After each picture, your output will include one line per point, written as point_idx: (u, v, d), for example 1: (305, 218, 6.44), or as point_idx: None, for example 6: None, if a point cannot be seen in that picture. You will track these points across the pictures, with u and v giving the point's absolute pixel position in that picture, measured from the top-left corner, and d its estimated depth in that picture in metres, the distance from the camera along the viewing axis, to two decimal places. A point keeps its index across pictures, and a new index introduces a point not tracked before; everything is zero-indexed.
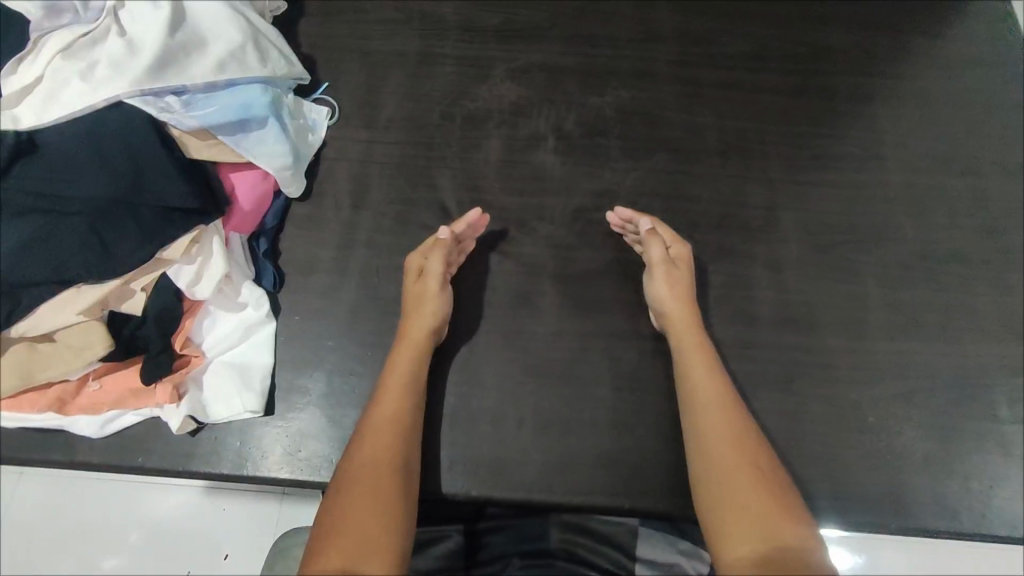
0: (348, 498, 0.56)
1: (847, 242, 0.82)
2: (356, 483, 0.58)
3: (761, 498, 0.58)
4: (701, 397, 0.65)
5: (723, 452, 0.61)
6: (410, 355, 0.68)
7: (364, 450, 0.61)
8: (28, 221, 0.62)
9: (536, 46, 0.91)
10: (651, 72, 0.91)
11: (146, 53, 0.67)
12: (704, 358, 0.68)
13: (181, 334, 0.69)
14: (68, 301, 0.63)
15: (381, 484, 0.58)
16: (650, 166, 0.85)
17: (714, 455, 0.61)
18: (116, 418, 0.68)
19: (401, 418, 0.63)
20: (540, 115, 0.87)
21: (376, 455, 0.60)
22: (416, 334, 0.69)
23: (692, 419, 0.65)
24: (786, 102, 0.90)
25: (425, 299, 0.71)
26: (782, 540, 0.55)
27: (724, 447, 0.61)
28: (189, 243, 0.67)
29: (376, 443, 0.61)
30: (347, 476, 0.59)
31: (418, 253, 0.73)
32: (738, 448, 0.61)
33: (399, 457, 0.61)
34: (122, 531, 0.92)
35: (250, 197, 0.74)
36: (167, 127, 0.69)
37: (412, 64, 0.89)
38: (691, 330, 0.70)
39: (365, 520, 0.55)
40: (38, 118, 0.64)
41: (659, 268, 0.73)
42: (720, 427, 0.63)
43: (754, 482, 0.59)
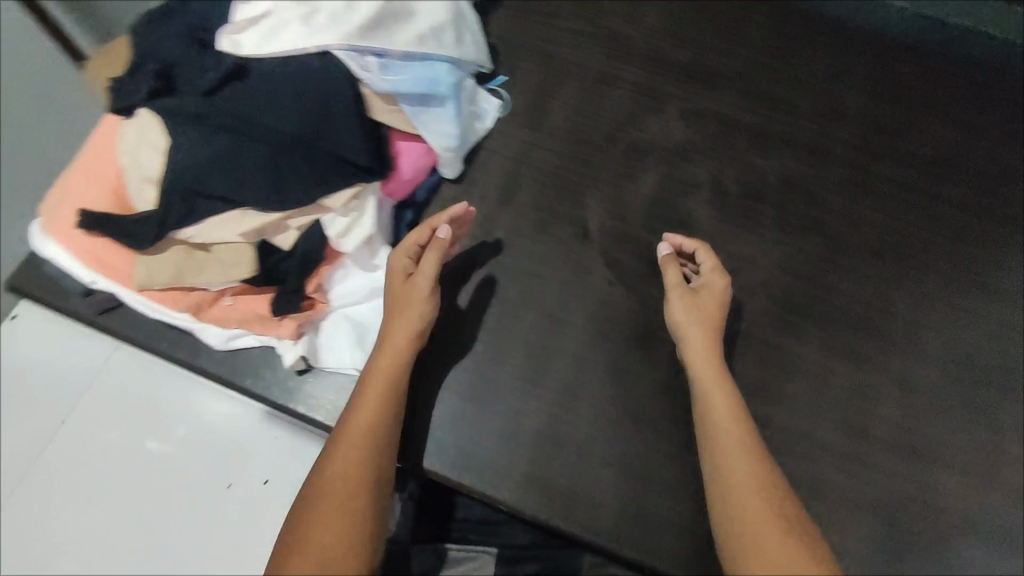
0: (317, 509, 0.57)
1: (995, 386, 0.76)
2: (325, 501, 0.58)
3: (774, 533, 0.55)
4: (717, 423, 0.63)
5: (738, 478, 0.59)
6: (388, 356, 0.66)
7: (337, 459, 0.60)
8: (220, 138, 0.66)
9: (714, 94, 0.90)
10: (826, 149, 0.87)
11: (363, 11, 0.70)
12: (715, 383, 0.65)
13: (315, 279, 0.72)
14: (232, 220, 0.68)
15: (350, 496, 0.58)
16: (800, 244, 0.82)
17: (728, 483, 0.59)
18: (239, 337, 0.72)
19: (375, 429, 0.62)
20: (701, 163, 0.86)
21: (348, 471, 0.60)
22: (398, 340, 0.67)
23: (710, 444, 0.62)
24: (964, 218, 0.83)
25: (411, 302, 0.68)
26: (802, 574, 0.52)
27: (739, 475, 0.59)
28: (351, 197, 0.69)
29: (349, 459, 0.60)
30: (319, 490, 0.59)
31: (406, 253, 0.71)
32: (750, 475, 0.59)
33: (373, 471, 0.61)
34: (165, 424, 0.85)
35: (412, 168, 0.76)
36: (361, 83, 0.71)
37: (590, 80, 0.90)
38: (705, 349, 0.67)
39: (331, 543, 0.55)
40: (256, 48, 0.68)
41: (675, 294, 0.70)
42: (732, 456, 0.60)
43: (765, 514, 0.57)
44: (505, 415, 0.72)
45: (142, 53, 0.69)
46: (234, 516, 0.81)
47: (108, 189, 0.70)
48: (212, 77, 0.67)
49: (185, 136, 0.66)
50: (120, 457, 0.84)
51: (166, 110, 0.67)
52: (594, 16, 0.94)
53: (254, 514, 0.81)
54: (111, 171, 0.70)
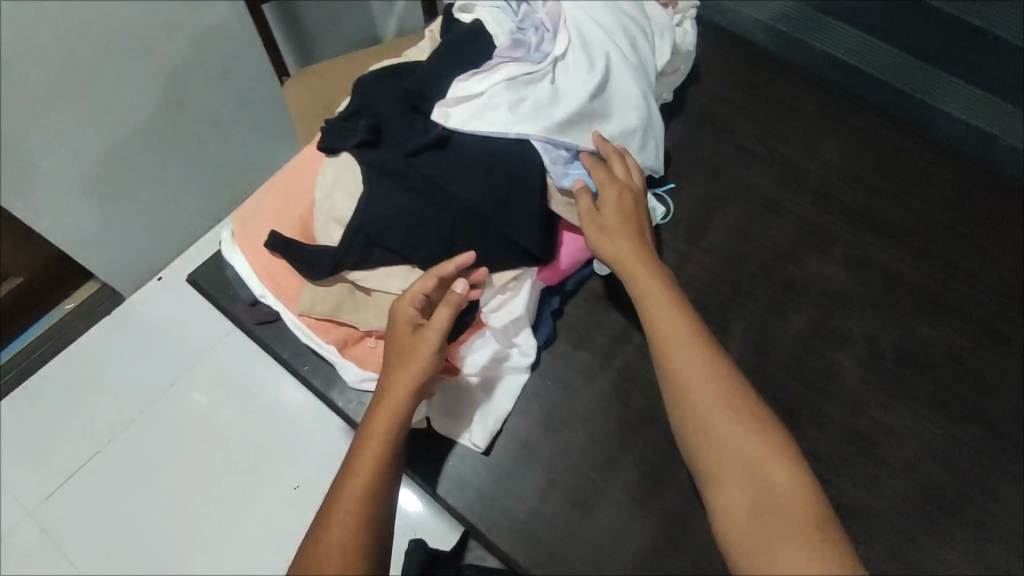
0: None
1: None
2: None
3: (754, 485, 0.50)
4: (681, 365, 0.56)
5: (718, 430, 0.53)
6: (388, 414, 0.61)
7: (332, 531, 0.53)
8: (410, 198, 0.71)
9: (886, 247, 0.86)
10: (1003, 335, 0.80)
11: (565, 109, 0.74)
12: (667, 318, 0.59)
13: (457, 345, 0.73)
14: (399, 274, 0.72)
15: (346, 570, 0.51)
16: (958, 432, 0.75)
17: (699, 436, 0.53)
18: (371, 380, 0.75)
19: (370, 487, 0.56)
20: (860, 316, 0.82)
21: (342, 539, 0.52)
22: (396, 397, 0.62)
23: (674, 391, 0.56)
24: None
25: (418, 357, 0.64)
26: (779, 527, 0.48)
27: (727, 429, 0.53)
28: (510, 279, 0.73)
29: (342, 525, 0.53)
30: (312, 566, 0.51)
31: (412, 304, 0.66)
32: (744, 433, 0.52)
33: (364, 538, 0.53)
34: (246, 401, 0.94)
35: (570, 259, 0.77)
36: (546, 173, 0.73)
37: (756, 204, 0.89)
38: (673, 295, 0.61)
39: None
40: (463, 124, 0.72)
41: (586, 203, 0.69)
42: (711, 403, 0.54)
43: (746, 463, 0.51)
44: (607, 529, 0.72)
45: (361, 105, 0.77)
46: (284, 507, 0.90)
47: (297, 217, 0.76)
48: (419, 141, 0.72)
49: (380, 187, 0.71)
50: (198, 418, 0.94)
51: (369, 164, 0.73)
52: (772, 142, 0.93)
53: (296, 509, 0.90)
54: (304, 200, 0.77)
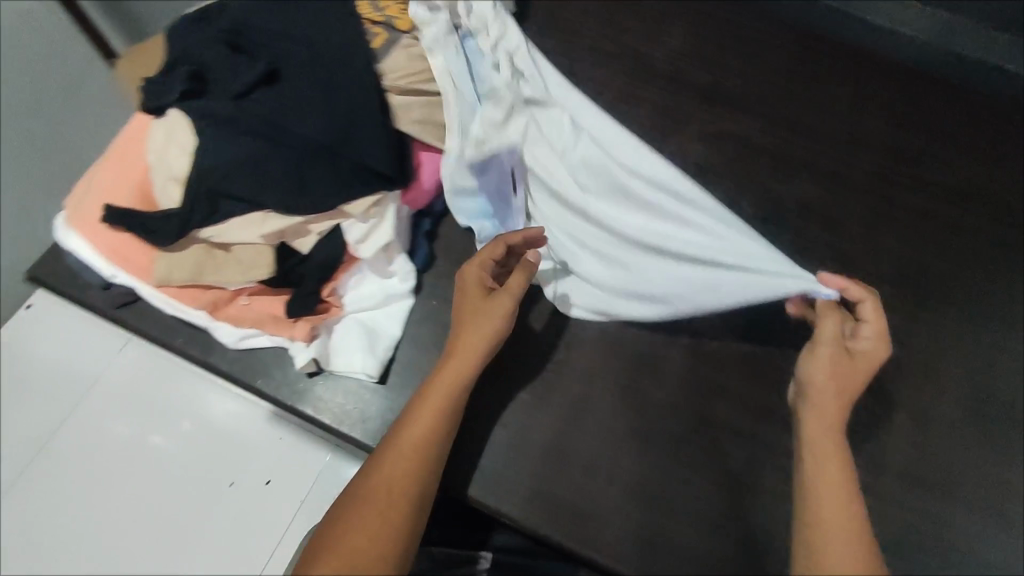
0: (360, 515, 0.57)
1: (1014, 422, 0.75)
2: (369, 504, 0.58)
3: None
4: (825, 482, 0.57)
5: (834, 545, 0.54)
6: (454, 383, 0.64)
7: (393, 466, 0.60)
8: (246, 142, 0.67)
9: (738, 117, 0.90)
10: (847, 178, 0.87)
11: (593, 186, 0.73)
12: (824, 435, 0.60)
13: (332, 283, 0.73)
14: (254, 222, 0.69)
15: (386, 517, 0.58)
16: (818, 271, 0.82)
17: (816, 529, 0.56)
18: (252, 337, 0.73)
19: (433, 437, 0.62)
20: (719, 185, 0.86)
21: (396, 478, 0.59)
22: (462, 364, 0.65)
23: (810, 487, 0.58)
24: (985, 251, 0.83)
25: (491, 317, 0.66)
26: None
27: (840, 548, 0.54)
28: (371, 205, 0.70)
29: (401, 464, 0.60)
30: (368, 490, 0.59)
31: (481, 266, 0.68)
32: (848, 549, 0.54)
33: (419, 489, 0.60)
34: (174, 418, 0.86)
35: (432, 177, 0.76)
36: (388, 96, 0.74)
37: (610, 98, 0.91)
38: (835, 406, 0.60)
39: (361, 551, 0.55)
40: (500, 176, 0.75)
41: (830, 350, 0.61)
42: (838, 513, 0.56)
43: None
44: (512, 430, 0.73)
45: (177, 54, 0.71)
46: (243, 509, 0.82)
47: (134, 185, 0.71)
48: (246, 80, 0.68)
49: (214, 137, 0.67)
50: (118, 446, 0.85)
51: (194, 113, 0.68)
52: (617, 36, 0.95)
53: (256, 503, 0.82)
54: (137, 168, 0.71)
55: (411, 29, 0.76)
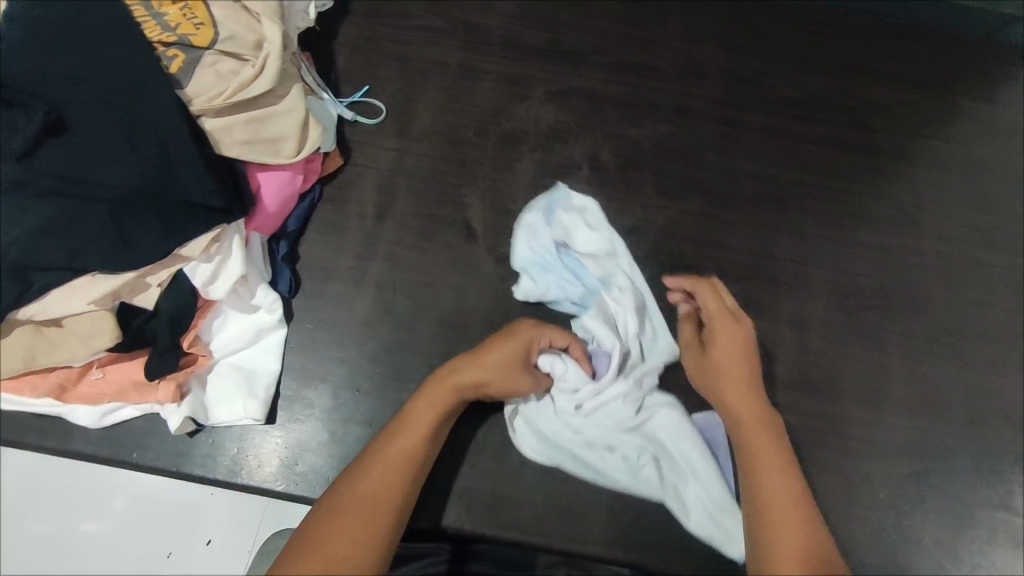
0: (333, 523, 0.54)
1: (877, 308, 0.80)
2: (345, 515, 0.54)
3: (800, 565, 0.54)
4: (760, 456, 0.63)
5: (778, 519, 0.58)
6: (436, 405, 0.62)
7: (368, 476, 0.57)
8: (49, 204, 0.61)
9: (581, 71, 0.89)
10: (694, 110, 0.88)
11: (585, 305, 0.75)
12: (733, 394, 0.66)
13: (191, 331, 0.67)
14: (79, 288, 0.62)
15: (360, 540, 0.53)
16: (683, 207, 0.84)
17: (769, 514, 0.58)
18: (114, 411, 0.67)
19: (417, 451, 0.60)
20: (576, 142, 0.86)
21: (376, 489, 0.57)
22: (444, 389, 0.63)
23: (747, 462, 0.63)
24: (827, 154, 0.87)
25: (509, 378, 0.65)
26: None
27: (783, 520, 0.58)
28: (209, 242, 0.65)
29: (384, 475, 0.57)
30: (340, 502, 0.55)
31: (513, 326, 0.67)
32: (789, 511, 0.58)
33: (399, 503, 0.57)
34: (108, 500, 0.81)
35: (276, 198, 0.72)
36: (201, 121, 0.68)
37: (452, 75, 0.88)
38: (734, 373, 0.67)
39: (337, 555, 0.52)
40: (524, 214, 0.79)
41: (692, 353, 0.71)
42: (777, 483, 0.60)
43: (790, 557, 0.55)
44: None
45: None
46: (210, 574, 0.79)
47: None
48: (26, 135, 0.60)
49: (7, 203, 0.61)
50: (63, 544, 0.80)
51: None
52: (445, 8, 0.91)
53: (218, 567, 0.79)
54: None
55: (210, 45, 0.70)
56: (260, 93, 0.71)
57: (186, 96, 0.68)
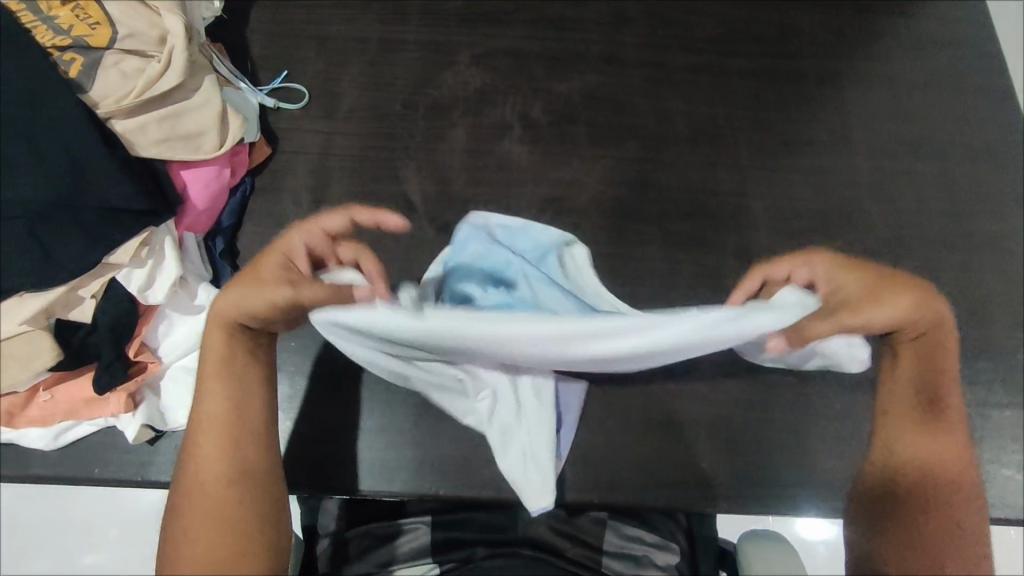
0: (186, 506, 0.57)
1: (818, 229, 0.82)
2: (194, 500, 0.57)
3: (933, 489, 0.66)
4: (908, 373, 0.70)
5: (907, 443, 0.68)
6: (227, 346, 0.60)
7: (196, 458, 0.59)
8: None
9: (503, 30, 0.88)
10: (621, 57, 0.88)
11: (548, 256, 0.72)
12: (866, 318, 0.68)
13: (137, 339, 0.66)
14: (9, 310, 0.60)
15: (213, 515, 0.56)
16: (619, 153, 0.84)
17: (901, 441, 0.68)
18: (68, 429, 0.66)
19: (228, 418, 0.59)
20: (506, 103, 0.85)
21: (209, 471, 0.58)
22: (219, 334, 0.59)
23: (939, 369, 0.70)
24: (755, 84, 0.88)
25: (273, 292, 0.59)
26: (963, 527, 0.64)
27: (920, 444, 0.68)
28: (139, 246, 0.64)
29: (212, 454, 0.58)
30: (185, 487, 0.58)
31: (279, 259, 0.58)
32: (932, 438, 0.67)
33: (239, 468, 0.58)
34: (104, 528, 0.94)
35: (205, 194, 0.71)
36: (111, 125, 0.66)
37: (372, 50, 0.86)
38: (836, 302, 0.68)
39: (200, 536, 0.56)
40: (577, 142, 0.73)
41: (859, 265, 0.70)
42: (946, 374, 0.69)
43: (930, 457, 0.67)
44: (383, 410, 0.72)
45: None
46: None
47: None
48: None
49: None
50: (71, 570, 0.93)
51: None
52: None
53: None
54: None
55: (109, 45, 0.67)
56: (170, 88, 0.69)
57: (91, 99, 0.66)
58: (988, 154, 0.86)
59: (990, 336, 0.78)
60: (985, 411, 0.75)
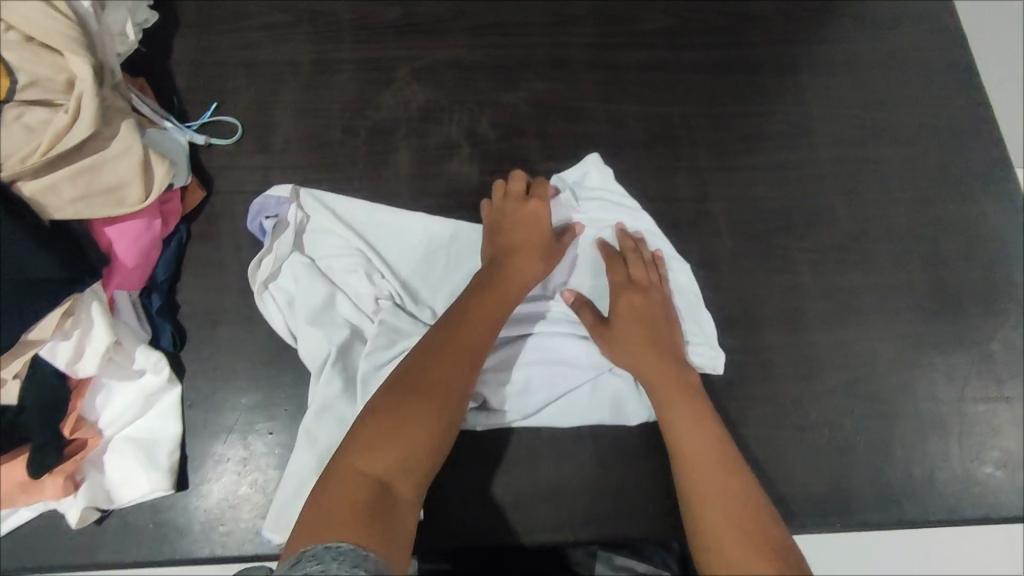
0: (404, 400, 0.58)
1: (783, 229, 0.79)
2: (413, 392, 0.59)
3: (730, 518, 0.57)
4: (680, 421, 0.64)
5: (705, 469, 0.61)
6: (505, 282, 0.67)
7: (425, 361, 0.61)
8: None
9: (443, 40, 0.83)
10: (568, 60, 0.84)
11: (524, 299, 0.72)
12: (638, 359, 0.68)
13: (71, 416, 0.61)
14: None
15: (427, 422, 0.57)
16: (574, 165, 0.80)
17: (683, 473, 0.62)
18: (7, 516, 0.62)
19: (482, 337, 0.63)
20: (452, 119, 0.81)
21: (434, 380, 0.60)
22: (511, 273, 0.68)
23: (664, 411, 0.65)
24: (710, 80, 0.85)
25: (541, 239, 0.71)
26: (757, 542, 0.55)
27: (710, 469, 0.60)
28: (62, 317, 0.59)
29: (442, 367, 0.60)
30: (407, 379, 0.60)
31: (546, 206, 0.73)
32: (716, 468, 0.60)
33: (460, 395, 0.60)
34: None
35: (133, 251, 0.66)
36: (18, 188, 0.60)
37: (306, 73, 0.81)
38: (637, 338, 0.69)
39: (403, 430, 0.56)
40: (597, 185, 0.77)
41: (625, 295, 0.70)
42: (693, 424, 0.64)
43: (727, 508, 0.58)
44: None
45: None
46: None
47: None
48: None
49: None
50: None
51: None
52: None
53: None
54: None
55: (9, 97, 0.62)
56: (83, 141, 0.63)
57: None
58: (950, 137, 0.84)
59: (961, 328, 0.76)
60: (961, 407, 0.74)
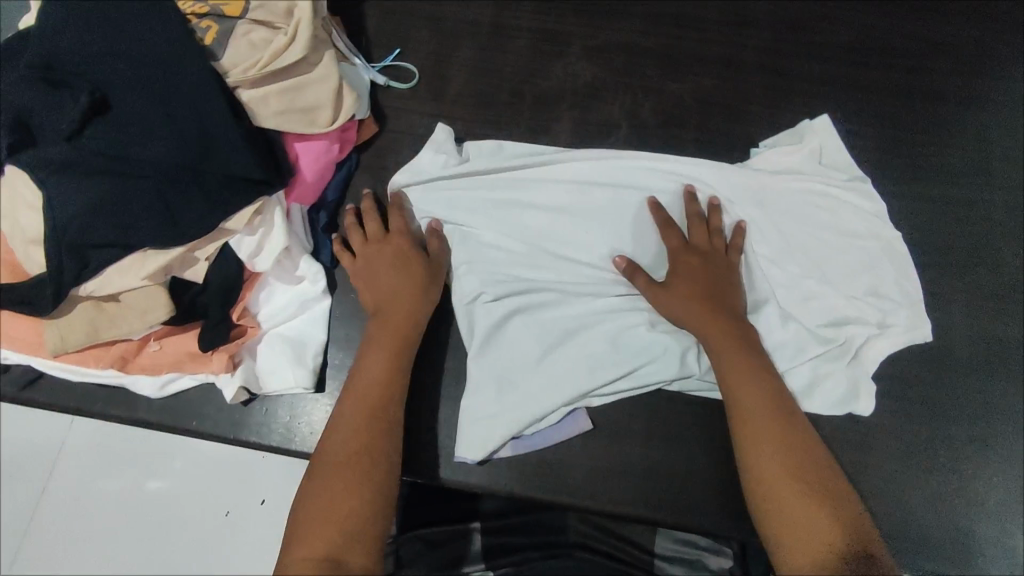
0: (327, 471, 0.57)
1: (941, 265, 0.76)
2: (334, 461, 0.58)
3: (797, 483, 0.55)
4: (735, 385, 0.61)
5: (762, 432, 0.58)
6: (393, 333, 0.66)
7: (334, 435, 0.60)
8: (94, 182, 0.61)
9: (618, 23, 0.85)
10: (739, 60, 0.84)
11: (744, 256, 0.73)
12: (687, 312, 0.66)
13: (240, 304, 0.69)
14: (132, 265, 0.64)
15: (355, 481, 0.56)
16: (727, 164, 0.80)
17: (750, 438, 0.59)
18: (174, 380, 0.71)
19: (384, 396, 0.62)
20: (615, 100, 0.82)
21: (348, 446, 0.58)
22: (401, 326, 0.67)
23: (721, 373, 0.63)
24: (884, 102, 0.82)
25: (395, 263, 0.69)
26: (825, 503, 0.54)
27: (763, 440, 0.58)
28: (252, 215, 0.66)
29: (351, 439, 0.59)
30: (326, 455, 0.58)
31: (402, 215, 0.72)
32: (773, 423, 0.59)
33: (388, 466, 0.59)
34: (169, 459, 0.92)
35: (314, 169, 0.72)
36: (237, 91, 0.68)
37: (484, 34, 0.85)
38: (686, 292, 0.67)
39: (336, 500, 0.55)
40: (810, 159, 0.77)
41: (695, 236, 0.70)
42: (748, 387, 0.61)
43: (787, 469, 0.56)
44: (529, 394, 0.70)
45: None
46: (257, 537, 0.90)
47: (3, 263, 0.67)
48: (71, 116, 0.60)
49: (56, 186, 0.61)
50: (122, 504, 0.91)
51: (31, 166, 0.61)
52: None
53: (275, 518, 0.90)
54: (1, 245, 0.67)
55: (243, 14, 0.69)
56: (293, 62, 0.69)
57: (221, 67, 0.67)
58: None
59: None
60: None
